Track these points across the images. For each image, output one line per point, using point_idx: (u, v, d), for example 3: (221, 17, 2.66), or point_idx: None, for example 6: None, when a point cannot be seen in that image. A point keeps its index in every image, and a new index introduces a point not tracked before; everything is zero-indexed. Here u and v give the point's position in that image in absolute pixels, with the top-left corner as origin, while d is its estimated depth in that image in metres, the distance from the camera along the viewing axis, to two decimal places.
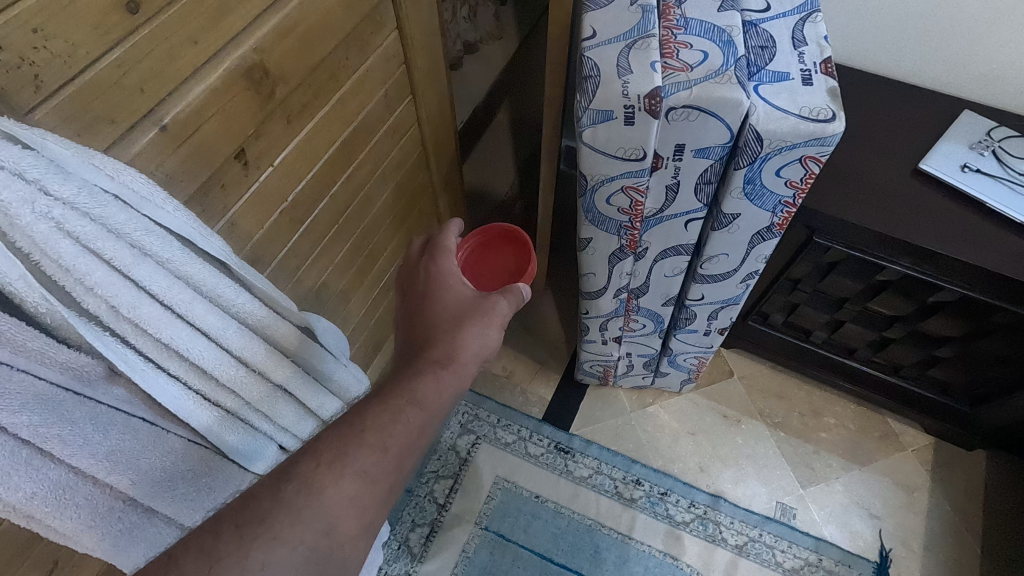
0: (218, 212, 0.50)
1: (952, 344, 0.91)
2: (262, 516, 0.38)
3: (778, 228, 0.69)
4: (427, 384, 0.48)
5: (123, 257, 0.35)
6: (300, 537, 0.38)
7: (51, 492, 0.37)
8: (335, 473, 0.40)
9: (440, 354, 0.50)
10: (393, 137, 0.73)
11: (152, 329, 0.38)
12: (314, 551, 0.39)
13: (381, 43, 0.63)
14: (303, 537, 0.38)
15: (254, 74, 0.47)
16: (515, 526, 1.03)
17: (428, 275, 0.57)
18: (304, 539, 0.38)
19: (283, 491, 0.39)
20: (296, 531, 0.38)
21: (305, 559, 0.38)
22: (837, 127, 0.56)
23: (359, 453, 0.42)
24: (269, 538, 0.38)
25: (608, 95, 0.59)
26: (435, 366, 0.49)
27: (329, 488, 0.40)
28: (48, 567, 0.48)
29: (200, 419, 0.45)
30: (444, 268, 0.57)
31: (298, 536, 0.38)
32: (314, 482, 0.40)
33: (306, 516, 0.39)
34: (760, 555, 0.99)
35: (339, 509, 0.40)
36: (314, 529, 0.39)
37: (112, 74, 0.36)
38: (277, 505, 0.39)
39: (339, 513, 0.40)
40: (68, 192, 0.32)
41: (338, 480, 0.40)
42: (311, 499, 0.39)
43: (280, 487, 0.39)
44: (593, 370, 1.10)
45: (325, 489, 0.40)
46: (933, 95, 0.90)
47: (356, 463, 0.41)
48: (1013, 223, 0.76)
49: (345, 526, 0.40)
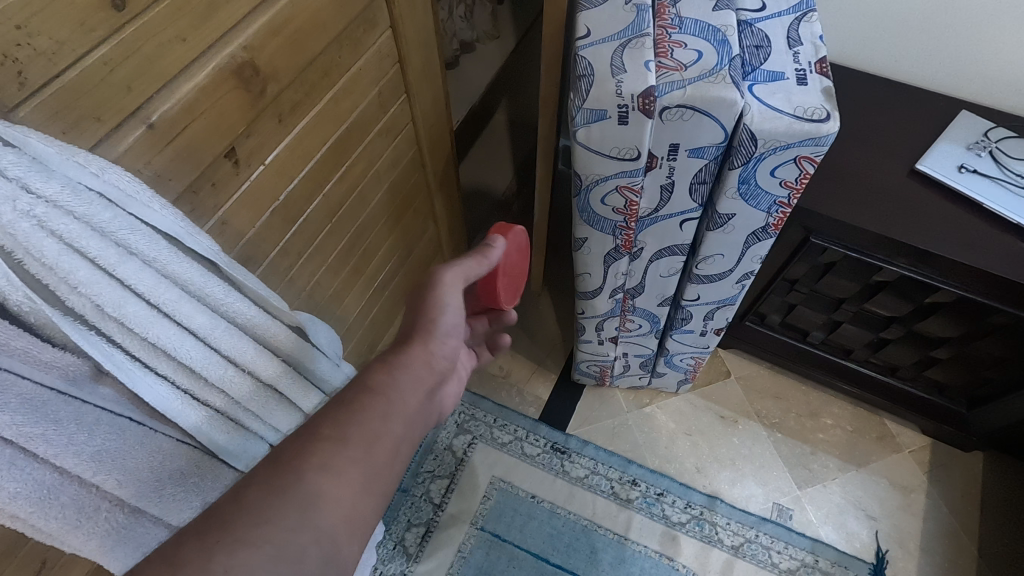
0: (208, 211, 0.50)
1: (949, 345, 0.91)
2: (223, 520, 0.37)
3: (773, 228, 0.68)
4: (378, 374, 0.47)
5: (108, 256, 0.35)
6: (267, 536, 0.37)
7: (35, 492, 0.37)
8: (295, 469, 0.39)
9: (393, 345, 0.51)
10: (387, 136, 0.73)
11: (139, 329, 0.38)
12: (291, 549, 0.37)
13: (373, 42, 0.63)
14: (271, 536, 0.37)
15: (245, 73, 0.47)
16: (511, 526, 1.02)
17: None
18: (271, 537, 0.37)
19: (244, 496, 0.38)
20: (261, 531, 0.37)
21: (274, 558, 0.37)
22: (831, 127, 0.56)
23: (319, 446, 0.41)
24: (231, 539, 0.36)
25: (602, 94, 0.59)
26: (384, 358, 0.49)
27: (293, 483, 0.39)
28: (36, 567, 0.48)
29: (188, 418, 0.44)
30: None
31: (264, 536, 0.37)
32: (276, 482, 0.39)
33: (271, 515, 0.37)
34: (757, 556, 0.99)
35: (304, 502, 0.38)
36: (283, 526, 0.37)
37: (98, 71, 0.36)
38: (239, 507, 0.37)
39: (308, 505, 0.39)
40: (51, 190, 0.32)
41: (301, 475, 0.39)
42: (274, 498, 0.38)
43: (242, 494, 0.38)
44: (590, 370, 1.10)
45: (288, 485, 0.39)
46: (930, 96, 0.90)
47: (316, 455, 0.40)
48: (1009, 224, 0.75)
49: (319, 519, 0.39)
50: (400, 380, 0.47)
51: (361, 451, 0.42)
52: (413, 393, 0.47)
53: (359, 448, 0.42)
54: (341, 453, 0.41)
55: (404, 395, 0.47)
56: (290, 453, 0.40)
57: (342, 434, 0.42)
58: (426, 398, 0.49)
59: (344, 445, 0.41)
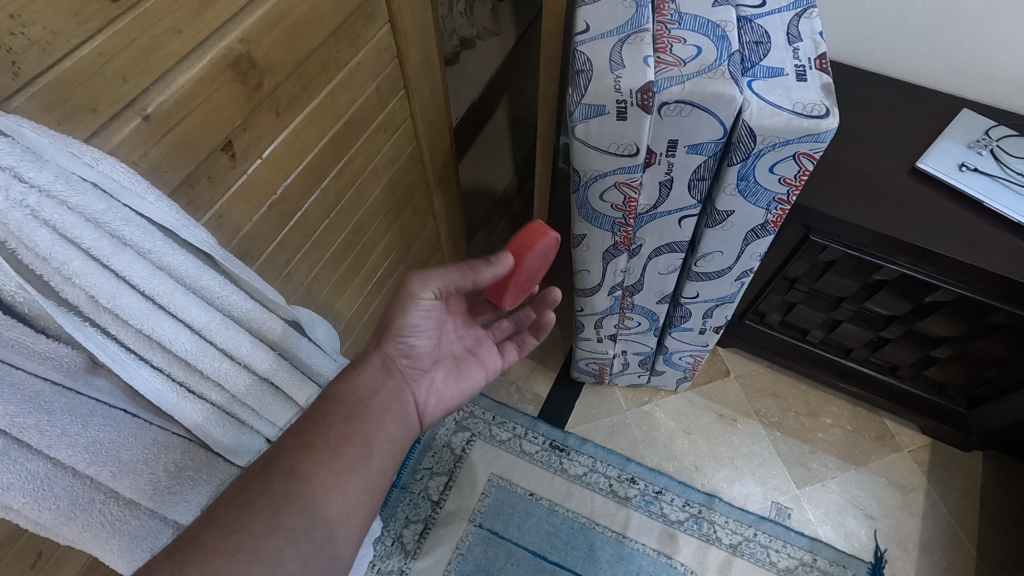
0: (205, 204, 0.50)
1: (949, 344, 0.91)
2: (193, 537, 0.42)
3: (772, 225, 0.68)
4: (337, 383, 0.55)
5: (102, 247, 0.35)
6: (239, 544, 0.43)
7: (29, 483, 0.37)
8: (261, 482, 0.46)
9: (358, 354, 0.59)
10: (386, 132, 0.72)
11: (133, 321, 0.38)
12: (265, 551, 0.43)
13: (371, 37, 0.62)
14: (242, 543, 0.43)
15: (241, 65, 0.46)
16: (509, 524, 1.02)
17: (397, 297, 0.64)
18: (244, 543, 0.43)
19: (213, 514, 0.44)
20: (233, 539, 0.43)
21: (249, 562, 0.43)
22: (830, 123, 0.56)
23: (285, 457, 0.47)
24: (204, 552, 0.41)
25: (599, 90, 0.59)
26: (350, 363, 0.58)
27: (261, 494, 0.45)
28: (32, 559, 0.48)
29: (183, 411, 0.44)
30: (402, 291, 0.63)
31: (235, 544, 0.42)
32: (244, 497, 0.45)
33: (241, 526, 0.43)
34: (755, 555, 0.99)
35: (275, 506, 0.45)
36: (254, 532, 0.44)
37: (94, 63, 0.36)
38: (210, 525, 0.43)
39: (278, 509, 0.45)
40: (44, 180, 0.32)
41: (266, 486, 0.46)
42: (242, 510, 0.44)
43: (211, 511, 0.44)
44: (590, 368, 1.10)
45: (255, 496, 0.45)
46: (931, 94, 0.90)
47: (282, 465, 0.47)
48: (1011, 222, 0.75)
49: (290, 520, 0.45)
50: (358, 385, 0.55)
51: (327, 454, 0.49)
52: (371, 389, 0.55)
53: (325, 452, 0.49)
54: (306, 458, 0.48)
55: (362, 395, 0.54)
56: (258, 469, 0.47)
57: (305, 442, 0.49)
58: (393, 392, 0.57)
59: (309, 452, 0.48)
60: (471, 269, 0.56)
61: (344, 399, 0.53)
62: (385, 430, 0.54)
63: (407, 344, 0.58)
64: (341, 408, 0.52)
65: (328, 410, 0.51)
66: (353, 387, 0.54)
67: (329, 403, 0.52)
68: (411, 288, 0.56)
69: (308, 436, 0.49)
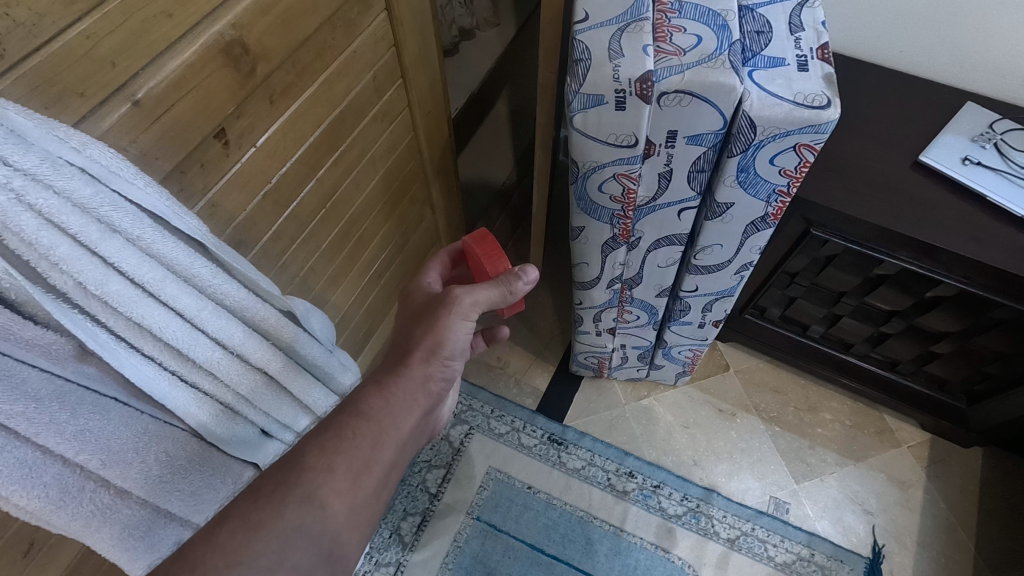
0: (198, 191, 0.49)
1: (950, 340, 0.90)
2: (194, 563, 0.39)
3: (772, 218, 0.67)
4: (373, 398, 0.49)
5: (90, 233, 0.35)
6: None
7: (16, 470, 0.36)
8: (274, 504, 0.42)
9: (388, 361, 0.52)
10: (383, 121, 0.72)
11: (123, 309, 0.38)
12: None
13: (368, 25, 0.62)
14: None
15: (233, 51, 0.46)
16: (507, 516, 1.02)
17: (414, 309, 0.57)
18: None
19: (218, 534, 0.41)
20: (234, 572, 0.40)
21: None
22: (831, 114, 0.55)
23: (304, 478, 0.44)
24: None
25: (598, 79, 0.58)
26: (383, 374, 0.51)
27: (273, 519, 0.42)
28: (24, 547, 0.48)
29: (175, 399, 0.44)
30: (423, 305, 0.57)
31: None
32: (252, 521, 0.41)
33: (245, 555, 0.40)
34: (753, 549, 0.98)
35: (283, 539, 0.42)
36: (257, 566, 0.40)
37: (81, 46, 0.35)
38: (211, 547, 0.40)
39: (286, 541, 0.42)
40: (29, 163, 0.31)
41: (279, 510, 0.42)
42: (250, 535, 0.41)
43: (214, 530, 0.41)
44: (589, 362, 1.09)
45: (265, 521, 0.42)
46: (935, 87, 0.89)
47: (298, 489, 0.43)
48: (1013, 216, 0.74)
49: (295, 556, 0.42)
50: (393, 397, 0.49)
51: (345, 484, 0.45)
52: (409, 413, 0.50)
53: (345, 480, 0.45)
54: (326, 484, 0.44)
55: (397, 419, 0.49)
56: (272, 486, 0.43)
57: (327, 465, 0.44)
58: (421, 417, 0.51)
59: (329, 477, 0.44)
60: (509, 289, 0.56)
61: (379, 418, 0.48)
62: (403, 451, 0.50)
63: (449, 366, 0.54)
64: (368, 429, 0.47)
65: (354, 429, 0.47)
66: (387, 410, 0.49)
67: (359, 421, 0.47)
68: (462, 306, 0.54)
69: (331, 456, 0.45)
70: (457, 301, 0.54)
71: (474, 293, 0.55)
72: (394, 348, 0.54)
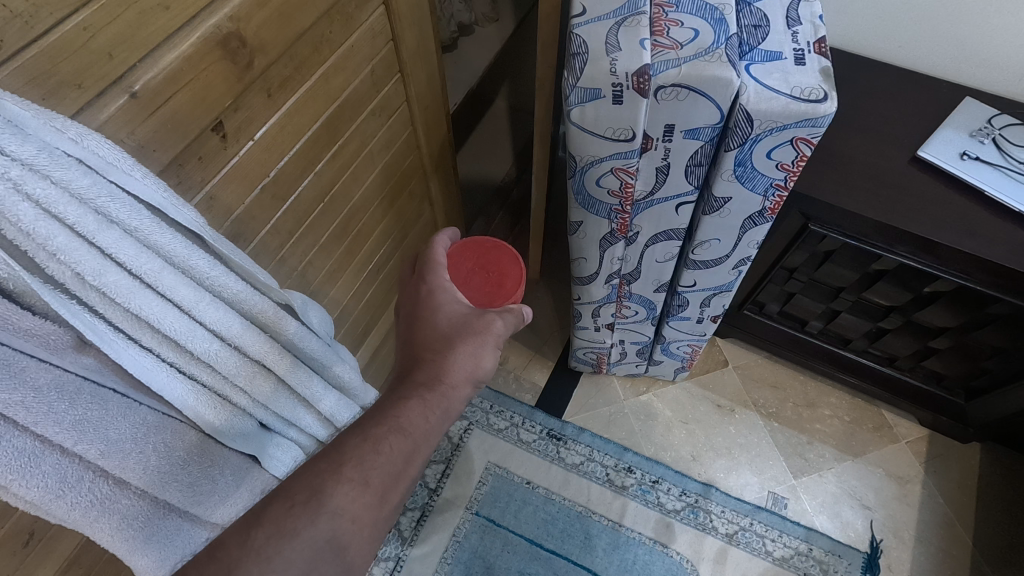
0: (195, 184, 0.50)
1: (948, 335, 0.90)
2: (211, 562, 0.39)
3: (770, 212, 0.68)
4: (416, 415, 0.49)
5: (87, 223, 0.35)
6: None
7: (16, 459, 0.37)
8: (309, 514, 0.42)
9: (426, 376, 0.52)
10: (381, 116, 0.72)
11: (120, 299, 0.38)
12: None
13: (366, 18, 0.62)
14: None
15: (230, 44, 0.46)
16: (506, 511, 1.03)
17: (443, 319, 0.56)
18: None
19: (252, 539, 0.41)
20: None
21: None
22: (828, 108, 0.55)
23: (338, 492, 0.44)
24: None
25: (596, 73, 0.58)
26: (421, 390, 0.51)
27: (304, 529, 0.42)
28: (24, 538, 0.48)
29: (173, 390, 0.44)
30: (456, 317, 0.56)
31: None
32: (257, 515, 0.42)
33: (277, 562, 0.41)
34: (751, 544, 0.99)
35: (314, 549, 0.42)
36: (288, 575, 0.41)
37: (78, 37, 0.35)
38: (247, 551, 0.41)
39: (316, 553, 0.42)
40: (26, 153, 0.31)
41: (313, 521, 0.42)
42: (281, 541, 0.41)
43: (249, 535, 0.41)
44: (587, 358, 1.09)
45: (298, 529, 0.42)
46: (932, 82, 0.89)
47: (332, 501, 0.43)
48: (1011, 211, 0.74)
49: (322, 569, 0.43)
50: (431, 417, 0.50)
51: (375, 498, 0.45)
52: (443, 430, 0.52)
53: (375, 495, 0.45)
54: (356, 499, 0.44)
55: (429, 438, 0.50)
56: (308, 497, 0.43)
57: (362, 478, 0.45)
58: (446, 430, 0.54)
59: (362, 492, 0.44)
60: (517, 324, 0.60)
61: (414, 436, 0.48)
62: None
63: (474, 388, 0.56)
64: (405, 447, 0.47)
65: (391, 445, 0.47)
66: (426, 431, 0.49)
67: (397, 437, 0.47)
68: (499, 335, 0.57)
69: (366, 470, 0.45)
70: (497, 330, 0.57)
71: (506, 321, 0.58)
72: (428, 361, 0.54)
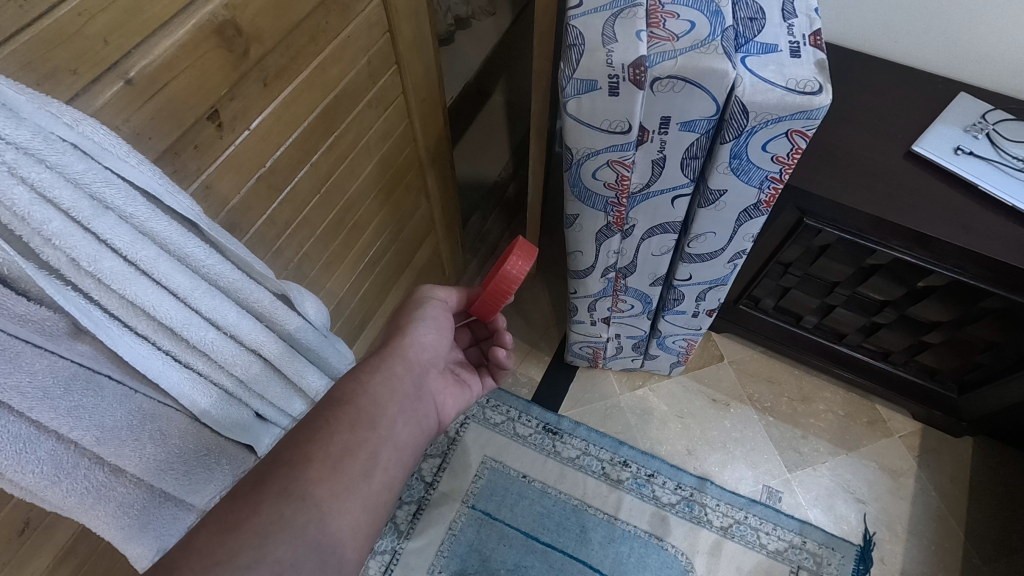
0: (192, 173, 0.50)
1: (942, 329, 0.91)
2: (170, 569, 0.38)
3: (765, 205, 0.68)
4: (354, 376, 0.55)
5: (82, 208, 0.35)
6: None
7: (11, 444, 0.37)
8: (250, 503, 0.42)
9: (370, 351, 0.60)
10: (378, 107, 0.72)
11: (116, 286, 0.38)
12: None
13: (361, 10, 0.62)
14: None
15: (226, 32, 0.46)
16: (502, 505, 1.03)
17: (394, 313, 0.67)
18: None
19: (195, 539, 0.40)
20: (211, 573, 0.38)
21: None
22: (823, 100, 0.56)
23: (277, 476, 0.44)
24: None
25: (592, 64, 0.58)
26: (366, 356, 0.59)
27: (249, 517, 0.41)
28: (19, 526, 0.48)
29: (170, 378, 0.45)
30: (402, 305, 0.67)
31: None
32: (230, 519, 0.41)
33: (224, 556, 0.39)
34: (745, 537, 0.99)
35: (262, 534, 0.41)
36: (236, 565, 0.39)
37: (73, 23, 0.35)
38: (190, 552, 0.39)
39: (265, 537, 0.41)
40: (21, 137, 0.31)
41: (256, 507, 0.42)
42: (227, 536, 0.40)
43: (191, 535, 0.40)
44: (583, 352, 1.10)
45: (241, 521, 0.41)
46: (929, 77, 0.89)
47: (275, 483, 0.44)
48: (1004, 205, 0.75)
49: (278, 550, 0.41)
50: (370, 382, 0.54)
51: (325, 471, 0.46)
52: (389, 385, 0.55)
53: (324, 468, 0.46)
54: (305, 474, 0.45)
55: (379, 402, 0.53)
56: (250, 487, 0.43)
57: (304, 455, 0.46)
58: (406, 386, 0.57)
59: (307, 467, 0.45)
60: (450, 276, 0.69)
61: (356, 401, 0.52)
62: (393, 439, 0.52)
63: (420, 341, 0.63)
64: (347, 414, 0.50)
65: (331, 417, 0.49)
66: (366, 395, 0.53)
67: (339, 407, 0.51)
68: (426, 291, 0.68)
69: (307, 447, 0.46)
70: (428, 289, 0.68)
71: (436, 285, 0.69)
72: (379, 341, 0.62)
